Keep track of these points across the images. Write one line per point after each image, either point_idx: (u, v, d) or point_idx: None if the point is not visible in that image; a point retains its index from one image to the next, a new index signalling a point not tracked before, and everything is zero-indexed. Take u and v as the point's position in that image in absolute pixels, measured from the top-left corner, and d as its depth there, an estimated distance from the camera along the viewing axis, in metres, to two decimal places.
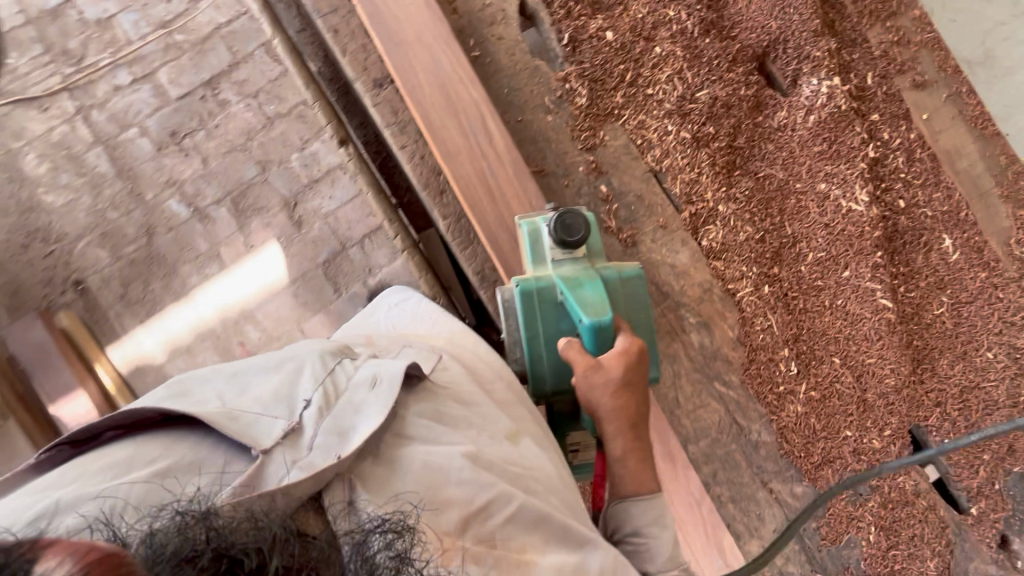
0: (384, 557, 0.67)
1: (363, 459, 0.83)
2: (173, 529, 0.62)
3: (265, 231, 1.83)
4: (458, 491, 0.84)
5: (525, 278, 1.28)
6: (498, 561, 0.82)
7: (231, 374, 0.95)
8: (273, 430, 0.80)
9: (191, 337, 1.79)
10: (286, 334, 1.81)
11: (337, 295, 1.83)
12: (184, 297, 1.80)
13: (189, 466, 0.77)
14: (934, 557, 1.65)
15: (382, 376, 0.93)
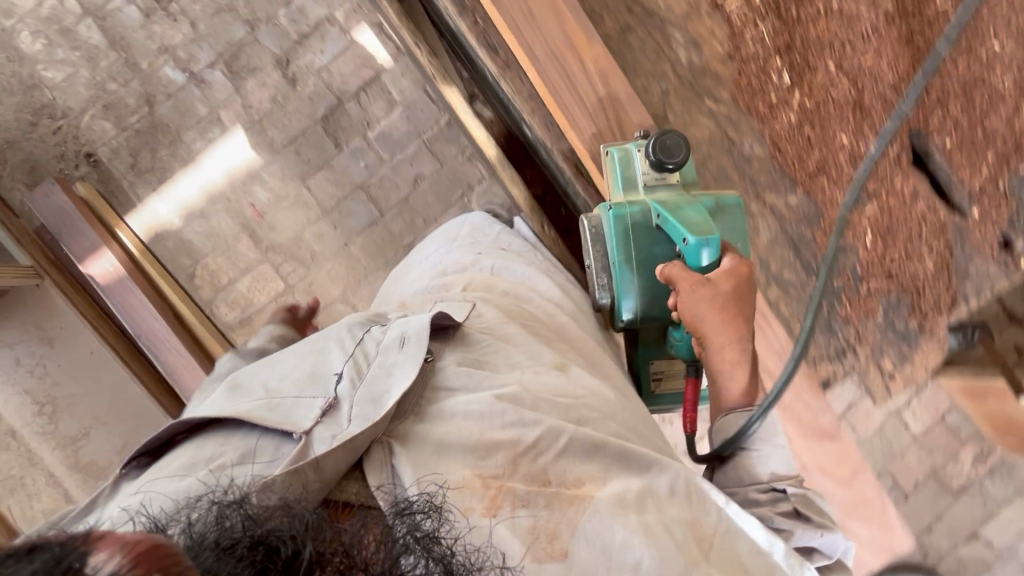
0: (414, 536, 0.63)
1: (404, 418, 0.83)
2: (212, 521, 0.59)
3: (261, 92, 1.83)
4: (506, 432, 0.81)
5: (618, 202, 1.20)
6: (554, 497, 0.76)
7: (266, 364, 0.97)
8: (311, 411, 0.81)
9: (202, 200, 1.85)
10: (294, 194, 1.85)
11: (339, 150, 1.84)
12: (191, 163, 1.84)
13: (244, 458, 0.75)
14: (931, 259, 1.66)
15: (410, 334, 0.94)
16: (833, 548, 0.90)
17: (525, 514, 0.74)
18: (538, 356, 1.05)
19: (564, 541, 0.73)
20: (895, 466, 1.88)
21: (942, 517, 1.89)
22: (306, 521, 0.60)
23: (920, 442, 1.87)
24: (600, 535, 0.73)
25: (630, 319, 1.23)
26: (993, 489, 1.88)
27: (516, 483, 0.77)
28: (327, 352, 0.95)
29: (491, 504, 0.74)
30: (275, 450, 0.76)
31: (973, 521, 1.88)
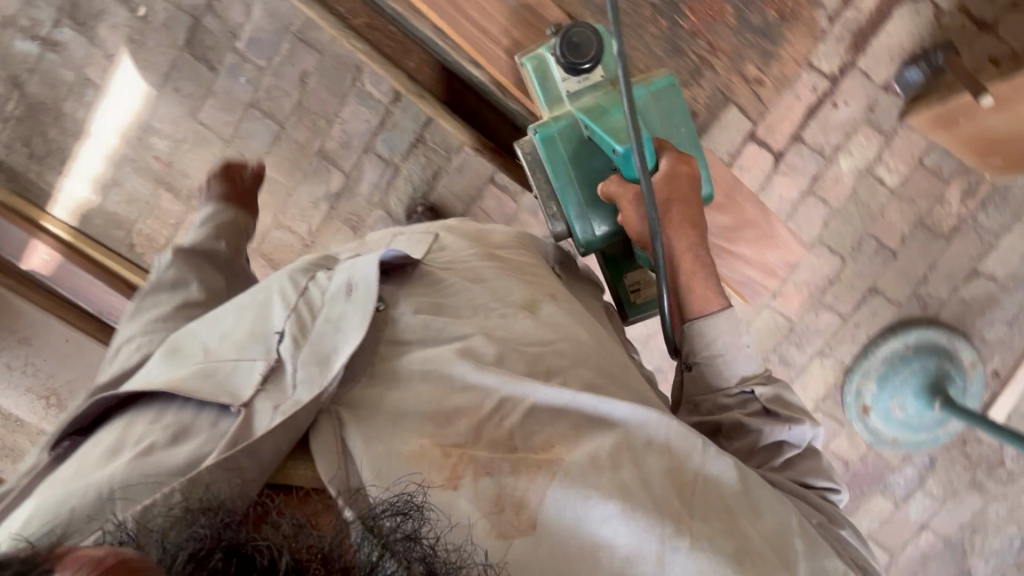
0: (397, 537, 0.67)
1: (360, 382, 0.88)
2: (186, 532, 0.64)
3: (117, 36, 1.71)
4: (466, 399, 0.86)
5: (544, 123, 1.17)
6: (521, 460, 0.81)
7: (207, 325, 0.99)
8: (252, 377, 0.84)
9: (109, 168, 1.81)
10: (191, 132, 1.79)
11: (215, 73, 1.74)
12: (84, 134, 1.79)
13: (181, 432, 0.80)
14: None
15: (357, 279, 0.95)
16: (800, 437, 1.02)
17: (491, 481, 0.78)
18: (507, 295, 1.05)
19: (529, 510, 0.77)
20: (877, 228, 1.78)
21: (937, 265, 1.80)
22: (284, 532, 0.63)
23: (899, 195, 1.75)
24: (577, 510, 0.78)
25: (591, 241, 1.22)
26: (985, 221, 1.77)
27: (478, 451, 0.81)
28: (270, 307, 0.96)
29: (447, 479, 0.78)
30: (211, 426, 0.80)
31: (970, 259, 1.79)
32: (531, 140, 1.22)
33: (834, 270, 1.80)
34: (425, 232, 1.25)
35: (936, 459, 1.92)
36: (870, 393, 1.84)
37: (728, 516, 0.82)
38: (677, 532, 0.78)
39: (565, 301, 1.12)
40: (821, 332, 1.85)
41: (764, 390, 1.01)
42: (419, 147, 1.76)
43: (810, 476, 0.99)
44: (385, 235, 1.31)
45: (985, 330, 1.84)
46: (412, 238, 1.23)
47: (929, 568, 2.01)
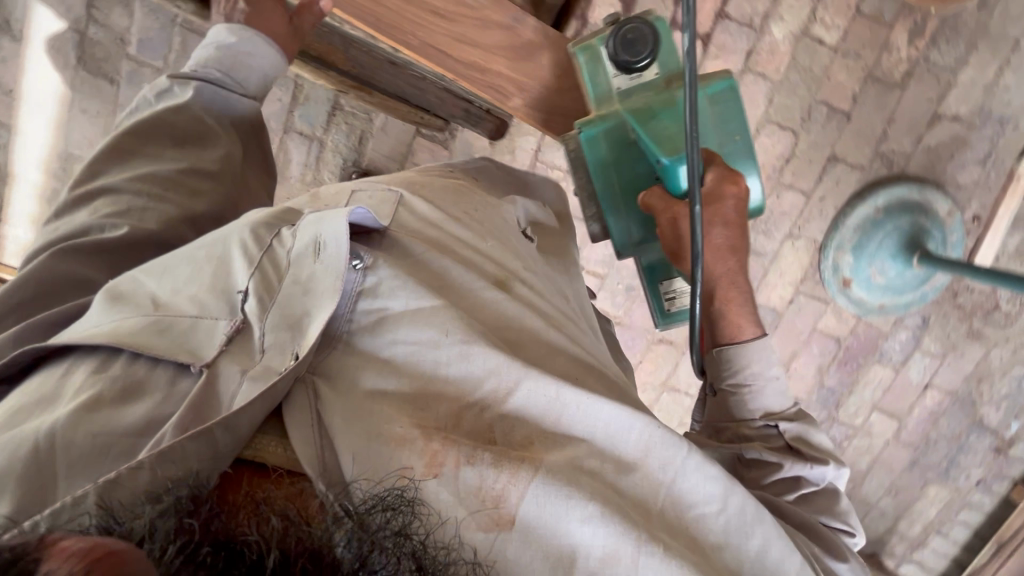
0: (388, 535, 0.55)
1: (333, 348, 0.70)
2: (171, 531, 0.49)
3: (8, 68, 1.65)
4: (460, 374, 0.69)
5: (589, 122, 1.03)
6: (502, 453, 0.65)
7: (153, 270, 0.77)
8: (215, 336, 0.67)
9: (43, 206, 1.80)
10: None
11: (116, 85, 1.69)
12: (11, 177, 1.76)
13: (135, 392, 0.63)
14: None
15: (326, 238, 0.72)
16: (820, 476, 0.92)
17: (472, 473, 0.62)
18: (478, 269, 0.86)
19: (510, 505, 0.62)
20: (825, 91, 1.68)
21: (896, 117, 1.71)
22: (275, 525, 0.51)
23: (841, 51, 1.65)
24: (554, 511, 0.62)
25: (627, 246, 1.10)
26: (939, 58, 1.65)
27: (461, 438, 0.65)
28: (228, 256, 0.76)
29: (429, 465, 0.62)
30: (168, 387, 0.64)
31: (930, 103, 1.69)
32: (574, 136, 1.09)
33: (789, 146, 1.73)
34: (388, 188, 0.96)
35: (929, 318, 1.88)
36: (848, 266, 1.79)
37: (694, 544, 0.67)
38: (653, 538, 0.64)
39: (535, 278, 0.94)
40: (787, 214, 1.79)
41: (786, 423, 0.95)
42: (338, 114, 1.70)
43: (824, 515, 0.88)
44: (344, 187, 0.99)
45: (959, 174, 1.75)
46: (374, 195, 0.92)
47: (940, 425, 2.00)
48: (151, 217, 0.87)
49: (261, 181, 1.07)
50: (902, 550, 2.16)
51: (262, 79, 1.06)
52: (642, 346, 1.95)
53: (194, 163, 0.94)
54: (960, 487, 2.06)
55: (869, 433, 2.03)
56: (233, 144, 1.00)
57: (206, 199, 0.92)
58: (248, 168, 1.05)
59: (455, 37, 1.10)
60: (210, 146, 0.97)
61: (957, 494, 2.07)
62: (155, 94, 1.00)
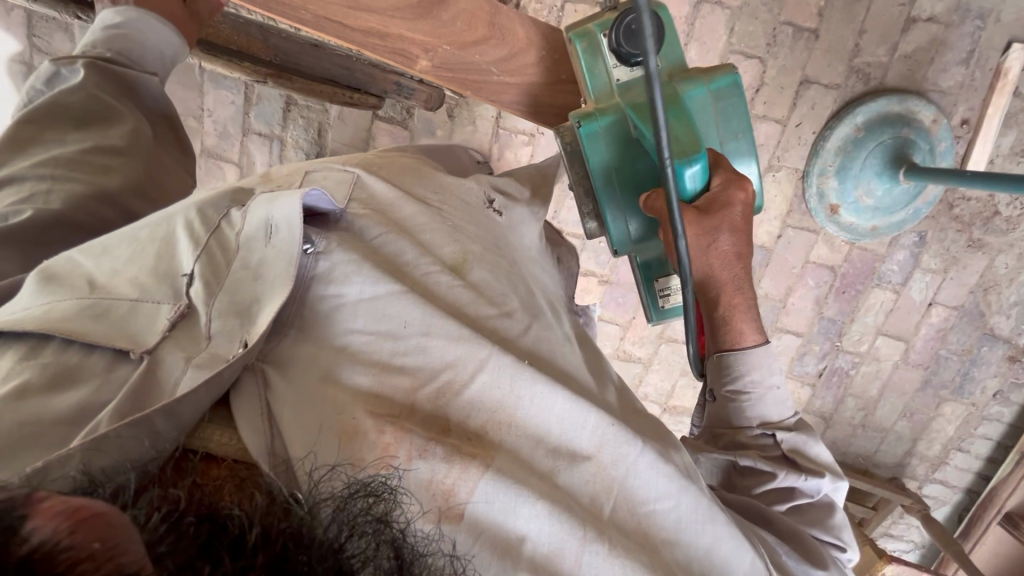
0: (366, 522, 0.50)
1: (283, 334, 0.63)
2: (156, 498, 0.44)
3: None
4: (418, 361, 0.64)
5: (587, 115, 0.94)
6: (454, 447, 0.60)
7: (90, 250, 0.67)
8: (157, 321, 0.59)
9: None
10: None
11: None
12: None
13: (69, 381, 0.54)
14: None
15: (277, 220, 0.64)
16: (815, 487, 0.89)
17: (423, 466, 0.57)
18: (432, 250, 0.79)
19: (461, 497, 0.58)
20: (789, 11, 1.61)
21: (868, 27, 1.62)
22: (260, 503, 0.47)
23: None
24: (501, 512, 0.59)
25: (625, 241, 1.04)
26: None
27: (414, 428, 0.60)
28: (174, 232, 0.66)
29: (382, 454, 0.57)
30: (105, 372, 0.55)
31: (902, 6, 1.60)
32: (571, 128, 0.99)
33: (757, 75, 1.67)
34: (345, 167, 0.84)
35: (926, 234, 1.82)
36: (834, 191, 1.73)
37: (646, 538, 0.65)
38: (600, 536, 0.62)
39: (493, 256, 0.87)
40: (764, 146, 1.76)
41: (787, 435, 0.92)
42: (294, 108, 1.68)
43: (814, 528, 0.85)
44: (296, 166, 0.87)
45: (941, 79, 1.67)
46: (328, 174, 0.82)
47: (949, 341, 1.95)
48: (56, 198, 0.77)
49: (180, 161, 0.97)
50: (924, 472, 2.14)
51: (163, 61, 0.97)
52: (634, 301, 1.93)
53: (99, 143, 0.84)
54: (976, 401, 2.02)
55: (876, 359, 2.00)
56: (140, 122, 0.90)
57: (116, 174, 0.82)
58: (161, 146, 0.94)
59: (348, 4, 1.01)
60: (117, 123, 0.87)
61: (974, 409, 2.03)
62: (45, 82, 0.88)
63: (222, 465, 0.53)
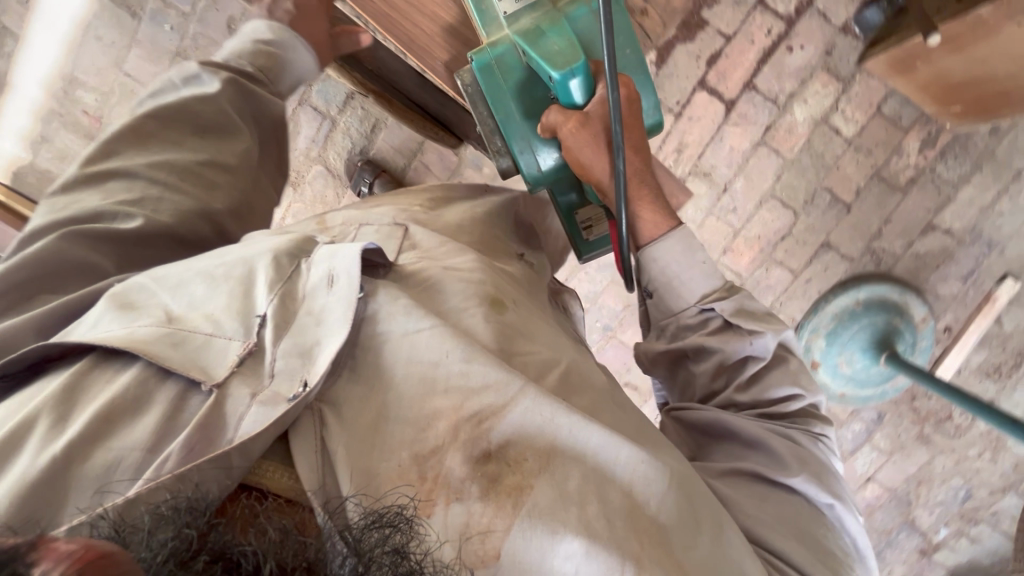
0: (381, 552, 0.53)
1: (337, 376, 0.70)
2: (172, 531, 0.48)
3: None
4: (446, 397, 0.68)
5: (479, 48, 0.99)
6: (491, 485, 0.64)
7: (168, 283, 0.75)
8: (225, 357, 0.66)
9: (36, 124, 1.75)
10: (117, 85, 1.70)
11: (136, 19, 1.64)
12: (7, 87, 1.71)
13: (144, 408, 0.62)
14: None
15: (339, 272, 0.73)
16: (763, 349, 0.95)
17: (460, 508, 0.63)
18: (474, 282, 0.83)
19: (495, 539, 0.62)
20: (832, 180, 1.73)
21: (893, 219, 1.76)
22: (273, 537, 0.50)
23: (855, 145, 1.69)
24: (540, 533, 0.63)
25: (537, 176, 1.08)
26: (944, 172, 1.70)
27: (451, 463, 0.65)
28: (250, 275, 0.75)
29: (425, 500, 0.63)
30: (175, 404, 0.63)
31: (927, 213, 1.74)
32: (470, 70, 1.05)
33: (786, 224, 1.78)
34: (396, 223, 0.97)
35: (884, 414, 1.94)
36: (819, 350, 1.83)
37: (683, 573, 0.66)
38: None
39: (528, 304, 0.91)
40: (772, 289, 1.85)
41: (724, 304, 0.97)
42: (356, 98, 1.68)
43: (767, 392, 0.94)
44: (352, 219, 0.99)
45: (939, 285, 1.81)
46: (381, 230, 0.95)
47: (874, 518, 2.05)
48: (167, 209, 0.88)
49: (273, 179, 1.09)
50: None
51: (296, 84, 1.11)
52: None
53: (215, 156, 0.95)
54: None
55: None
56: (252, 138, 1.01)
57: (223, 196, 0.94)
58: (262, 167, 1.06)
59: None
60: (234, 138, 0.98)
61: None
62: (183, 78, 0.98)
63: (237, 501, 0.57)
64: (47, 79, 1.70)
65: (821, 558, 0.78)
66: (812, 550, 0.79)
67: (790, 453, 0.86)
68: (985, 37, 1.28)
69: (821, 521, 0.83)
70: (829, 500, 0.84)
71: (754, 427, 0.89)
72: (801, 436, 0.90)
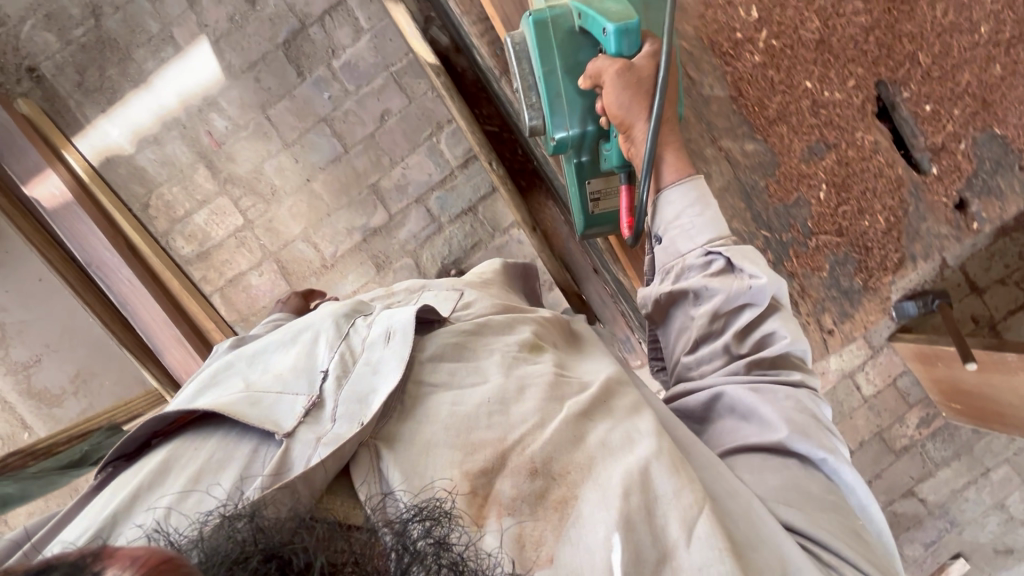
0: (425, 544, 0.49)
1: (386, 417, 0.67)
2: (223, 536, 0.47)
3: (218, 9, 1.70)
4: (489, 430, 0.65)
5: (537, 3, 1.01)
6: (540, 499, 0.61)
7: (247, 358, 0.80)
8: (293, 408, 0.66)
9: (155, 125, 1.75)
10: (253, 123, 1.76)
11: (302, 79, 1.74)
12: (144, 85, 1.73)
13: (225, 463, 0.63)
14: (882, 210, 1.05)
15: (396, 327, 0.75)
16: (758, 296, 0.85)
17: (511, 522, 0.59)
18: (511, 333, 0.83)
19: (551, 545, 0.58)
20: (843, 426, 1.95)
21: (882, 475, 1.99)
22: (319, 533, 0.48)
23: (870, 404, 1.93)
24: (587, 535, 0.58)
25: (563, 138, 1.07)
26: (932, 450, 1.96)
27: (502, 487, 0.61)
28: (316, 340, 0.78)
29: (477, 513, 0.59)
30: (252, 452, 0.63)
31: (910, 479, 1.98)
32: (523, 29, 1.07)
33: None
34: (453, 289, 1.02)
35: None
36: None
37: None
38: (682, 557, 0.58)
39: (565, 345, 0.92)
40: None
41: (730, 248, 0.88)
42: (468, 216, 1.80)
43: (757, 362, 0.85)
44: (415, 286, 1.11)
45: (905, 545, 2.06)
46: (440, 295, 1.00)
47: None
48: None
49: None
50: None
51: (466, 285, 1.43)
52: None
53: None
54: None
55: None
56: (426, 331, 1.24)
57: None
58: None
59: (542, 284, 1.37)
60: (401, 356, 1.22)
61: None
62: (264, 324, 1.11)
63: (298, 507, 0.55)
64: (187, 92, 1.74)
65: (845, 527, 0.70)
66: (836, 518, 0.71)
67: (785, 412, 0.78)
68: (1007, 373, 1.53)
69: (828, 488, 0.75)
70: (824, 453, 0.76)
71: (743, 392, 0.81)
72: (786, 393, 0.81)
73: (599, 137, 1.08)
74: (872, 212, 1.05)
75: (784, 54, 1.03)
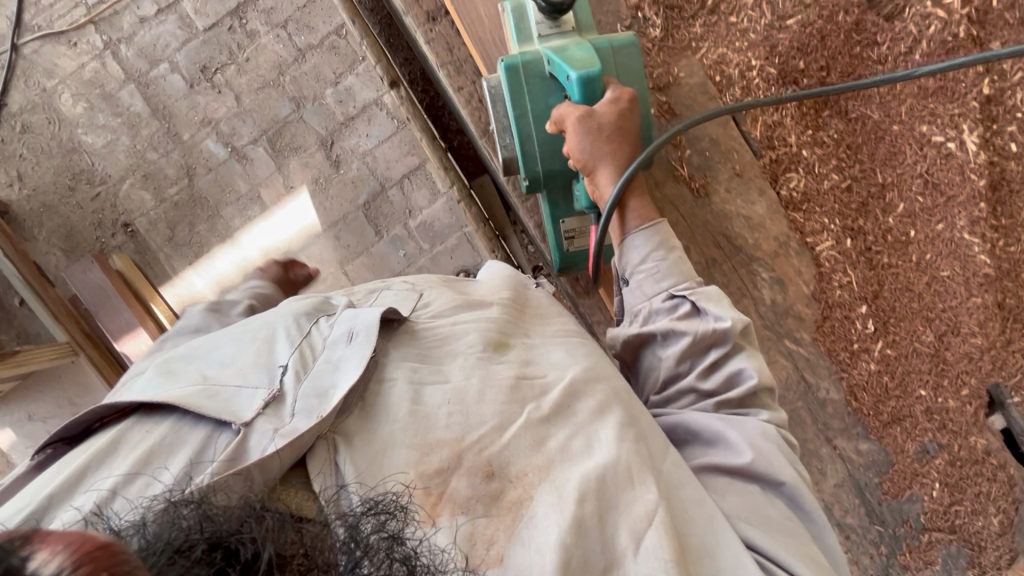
0: (379, 540, 0.40)
1: (347, 411, 0.53)
2: (167, 522, 0.37)
3: (304, 172, 1.80)
4: (452, 428, 0.53)
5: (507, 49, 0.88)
6: (490, 497, 0.50)
7: (188, 351, 0.62)
8: (253, 399, 0.52)
9: (238, 277, 1.82)
10: (331, 276, 1.82)
11: (379, 237, 1.81)
12: (229, 240, 1.82)
13: (175, 451, 0.48)
14: (996, 513, 1.00)
15: (360, 327, 0.59)
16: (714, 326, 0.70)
17: (461, 521, 0.48)
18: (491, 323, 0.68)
19: (500, 544, 0.48)
20: None
21: None
22: (271, 522, 0.39)
23: None
24: (536, 535, 0.48)
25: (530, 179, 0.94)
26: None
27: (457, 485, 0.50)
28: (274, 334, 0.61)
29: (429, 511, 0.48)
30: (209, 438, 0.49)
31: None
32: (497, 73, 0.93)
33: None
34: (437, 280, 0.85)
35: None
36: None
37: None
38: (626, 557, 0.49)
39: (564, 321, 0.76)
40: None
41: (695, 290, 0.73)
42: None
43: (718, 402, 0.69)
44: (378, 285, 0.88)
45: None
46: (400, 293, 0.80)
47: None
48: None
49: None
50: None
51: None
52: None
53: None
54: None
55: None
56: None
57: None
58: None
59: None
60: None
61: None
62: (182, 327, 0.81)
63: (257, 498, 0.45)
64: (268, 247, 1.82)
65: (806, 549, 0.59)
66: (798, 545, 0.59)
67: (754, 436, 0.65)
68: None
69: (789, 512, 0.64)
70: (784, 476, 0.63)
71: (708, 419, 0.67)
72: (751, 432, 0.66)
73: (568, 181, 0.96)
74: (986, 515, 1.01)
75: (899, 363, 1.04)
